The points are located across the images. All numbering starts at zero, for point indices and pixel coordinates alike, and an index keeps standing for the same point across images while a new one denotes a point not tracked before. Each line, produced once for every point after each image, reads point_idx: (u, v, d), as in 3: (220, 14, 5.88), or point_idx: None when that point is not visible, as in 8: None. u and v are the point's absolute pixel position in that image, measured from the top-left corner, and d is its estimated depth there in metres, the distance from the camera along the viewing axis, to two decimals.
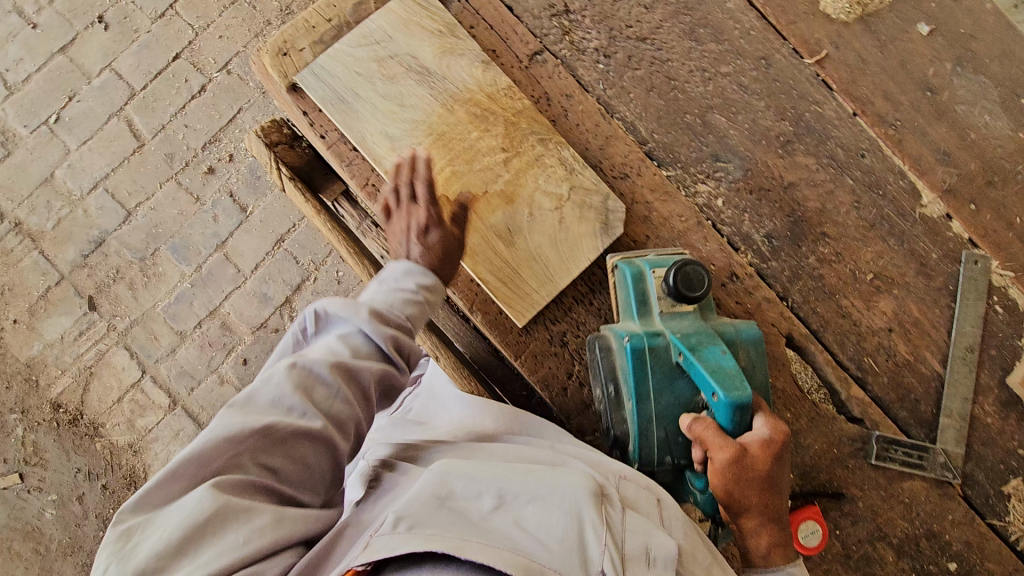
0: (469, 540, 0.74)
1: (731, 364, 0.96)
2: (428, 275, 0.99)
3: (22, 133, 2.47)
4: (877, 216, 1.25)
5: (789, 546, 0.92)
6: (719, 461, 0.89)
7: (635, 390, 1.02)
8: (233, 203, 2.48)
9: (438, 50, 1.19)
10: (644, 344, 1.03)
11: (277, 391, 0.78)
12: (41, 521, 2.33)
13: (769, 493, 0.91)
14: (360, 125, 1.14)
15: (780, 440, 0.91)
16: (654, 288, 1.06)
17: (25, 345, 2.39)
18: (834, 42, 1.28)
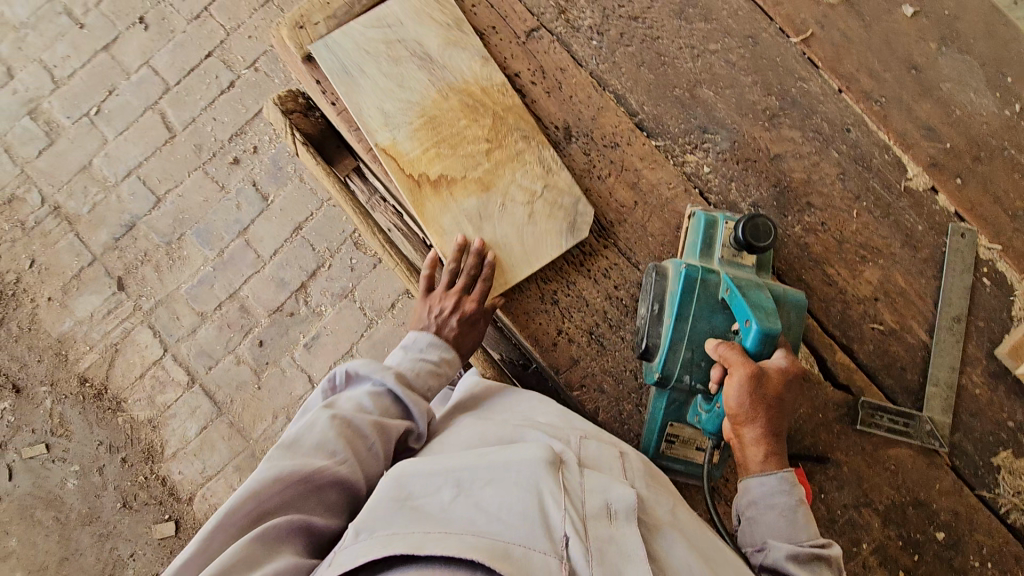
0: (433, 531, 0.74)
1: (772, 306, 1.03)
2: (449, 350, 1.14)
3: (65, 124, 2.65)
4: (862, 188, 1.28)
5: (783, 458, 1.00)
6: (737, 374, 0.98)
7: (677, 310, 1.11)
8: (255, 192, 2.61)
9: (443, 40, 1.29)
10: (697, 275, 1.12)
11: (320, 437, 0.88)
12: (62, 490, 2.43)
13: (775, 413, 0.99)
14: (360, 96, 1.23)
15: (796, 371, 1.00)
16: (722, 234, 1.17)
17: (58, 321, 2.53)
18: (820, 22, 1.33)
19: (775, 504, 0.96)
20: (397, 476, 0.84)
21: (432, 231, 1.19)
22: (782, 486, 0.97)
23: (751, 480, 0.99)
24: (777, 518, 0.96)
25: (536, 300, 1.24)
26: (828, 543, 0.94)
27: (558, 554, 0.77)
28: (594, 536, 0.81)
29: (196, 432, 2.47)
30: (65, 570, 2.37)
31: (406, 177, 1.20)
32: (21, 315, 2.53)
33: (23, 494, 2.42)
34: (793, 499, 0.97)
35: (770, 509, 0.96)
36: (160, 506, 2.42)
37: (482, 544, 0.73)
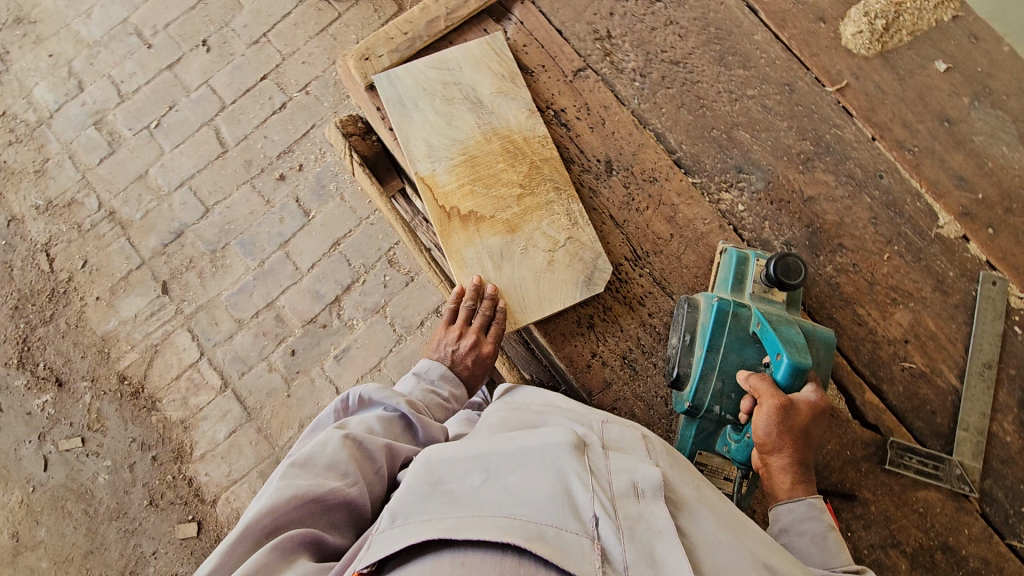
0: (467, 515, 0.79)
1: (802, 342, 1.08)
2: (451, 386, 1.28)
3: (127, 135, 2.82)
4: (894, 232, 1.32)
5: (810, 485, 1.03)
6: (767, 406, 1.01)
7: (709, 341, 1.15)
8: (298, 207, 2.73)
9: (495, 88, 1.37)
10: (729, 308, 1.16)
11: (333, 457, 0.94)
12: (93, 484, 2.51)
13: (803, 443, 1.02)
14: (410, 127, 1.33)
15: (824, 403, 1.03)
16: (754, 271, 1.22)
17: (103, 320, 2.65)
18: (855, 73, 1.39)
19: (804, 531, 0.98)
20: (427, 464, 0.89)
21: (454, 261, 1.26)
22: (810, 512, 0.99)
23: (779, 508, 1.02)
24: (808, 544, 0.97)
25: (573, 322, 1.29)
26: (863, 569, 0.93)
27: (589, 534, 0.81)
28: (624, 514, 0.85)
29: (225, 436, 2.54)
30: (90, 563, 2.43)
31: (438, 208, 1.28)
32: (70, 312, 2.66)
33: (57, 486, 2.51)
34: (823, 525, 0.98)
35: (800, 535, 0.98)
36: (185, 507, 2.48)
37: (515, 526, 0.77)
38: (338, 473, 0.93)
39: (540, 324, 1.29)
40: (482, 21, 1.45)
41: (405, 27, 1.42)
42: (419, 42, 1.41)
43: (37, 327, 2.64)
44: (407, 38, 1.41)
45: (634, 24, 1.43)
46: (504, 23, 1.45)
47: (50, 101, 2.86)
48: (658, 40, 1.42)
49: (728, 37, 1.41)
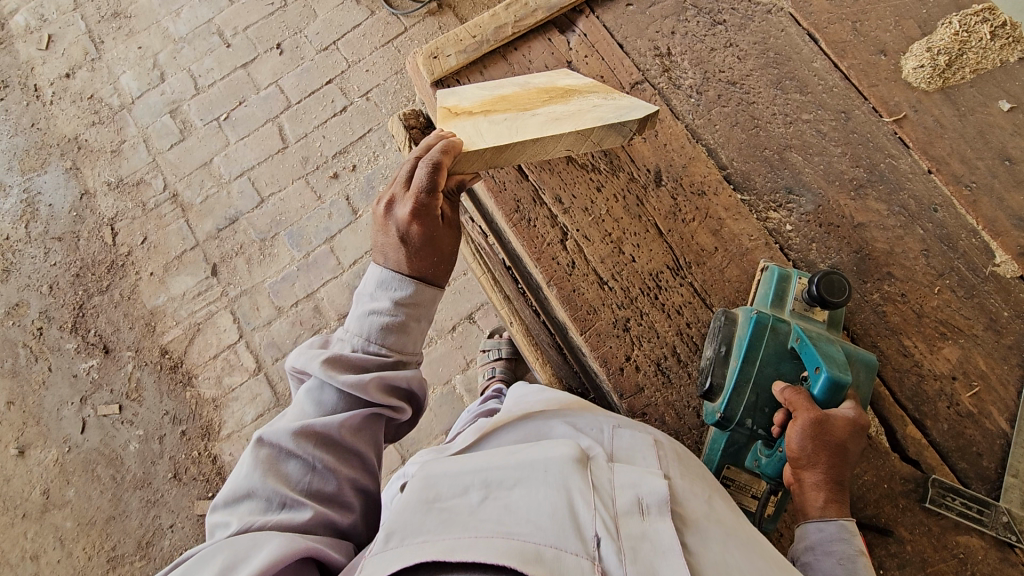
0: (463, 537, 0.77)
1: (841, 357, 1.08)
2: (399, 284, 1.11)
3: (197, 125, 3.00)
4: (946, 267, 1.30)
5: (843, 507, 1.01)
6: (803, 419, 1.01)
7: (744, 352, 1.14)
8: (347, 206, 2.83)
9: (551, 76, 1.39)
10: (768, 321, 1.15)
11: (251, 472, 0.97)
12: (124, 451, 2.59)
13: (839, 461, 1.01)
14: (451, 93, 1.35)
15: (864, 423, 1.02)
16: (795, 289, 1.21)
17: (154, 295, 2.78)
18: (913, 106, 1.38)
19: (833, 551, 0.97)
20: (426, 485, 0.89)
21: (447, 123, 1.19)
22: (840, 533, 0.98)
23: (808, 526, 1.01)
24: (835, 565, 0.95)
25: (609, 323, 1.30)
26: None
27: (589, 555, 0.77)
28: (626, 533, 0.82)
29: (252, 418, 2.60)
30: (110, 529, 2.50)
31: (450, 108, 1.25)
32: (125, 285, 2.79)
33: (90, 449, 2.60)
34: (853, 549, 0.97)
35: (827, 555, 0.96)
36: (206, 484, 2.54)
37: (510, 548, 0.74)
38: (258, 501, 0.94)
39: (578, 321, 1.31)
40: (547, 31, 1.52)
41: (474, 31, 1.50)
42: (486, 45, 1.49)
43: (93, 296, 2.79)
44: (474, 41, 1.49)
45: (693, 44, 1.47)
46: (568, 35, 1.51)
47: (133, 88, 3.08)
48: (717, 60, 1.45)
49: (787, 62, 1.44)
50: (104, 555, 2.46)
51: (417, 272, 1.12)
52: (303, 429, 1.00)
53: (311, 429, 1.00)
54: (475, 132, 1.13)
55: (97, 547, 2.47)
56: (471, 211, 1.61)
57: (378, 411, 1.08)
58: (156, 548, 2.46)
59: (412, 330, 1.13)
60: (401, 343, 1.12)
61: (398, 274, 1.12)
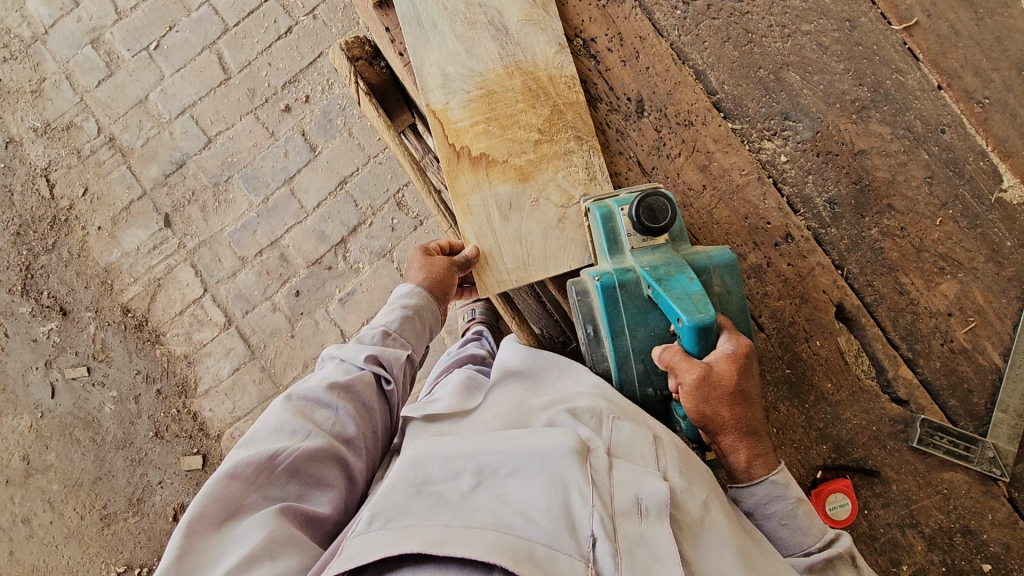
0: (453, 526, 0.78)
1: (697, 290, 0.99)
2: (405, 290, 1.20)
3: (125, 56, 2.67)
4: (950, 195, 1.20)
5: (770, 459, 1.00)
6: (687, 383, 0.96)
7: (610, 326, 1.08)
8: (304, 142, 2.59)
9: (524, 16, 1.23)
10: (615, 281, 1.07)
11: (279, 422, 0.94)
12: (101, 413, 2.52)
13: (740, 406, 0.97)
14: (424, 51, 1.22)
15: (744, 355, 0.97)
16: (623, 227, 1.09)
17: (106, 251, 2.59)
18: (927, 10, 1.22)
19: (772, 514, 0.98)
20: (415, 466, 0.88)
21: (459, 207, 1.19)
22: (775, 492, 0.98)
23: (742, 492, 1.01)
24: (778, 527, 0.98)
25: None
26: (835, 536, 0.96)
27: (583, 555, 0.79)
28: (623, 535, 0.82)
29: (229, 372, 2.51)
30: (99, 488, 2.49)
31: (447, 146, 1.20)
32: (72, 241, 2.60)
33: (64, 413, 2.53)
34: (790, 502, 0.98)
35: (769, 520, 0.99)
36: (189, 440, 2.49)
37: (503, 545, 0.76)
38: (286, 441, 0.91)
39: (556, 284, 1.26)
40: None
41: None
42: None
43: (40, 255, 2.59)
44: None
45: None
46: None
47: (44, 15, 2.71)
48: None
49: None
50: (96, 513, 2.46)
51: (429, 302, 1.20)
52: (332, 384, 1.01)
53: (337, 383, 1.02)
54: (486, 230, 1.18)
55: (88, 507, 2.47)
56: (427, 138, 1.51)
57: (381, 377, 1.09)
58: (148, 504, 2.46)
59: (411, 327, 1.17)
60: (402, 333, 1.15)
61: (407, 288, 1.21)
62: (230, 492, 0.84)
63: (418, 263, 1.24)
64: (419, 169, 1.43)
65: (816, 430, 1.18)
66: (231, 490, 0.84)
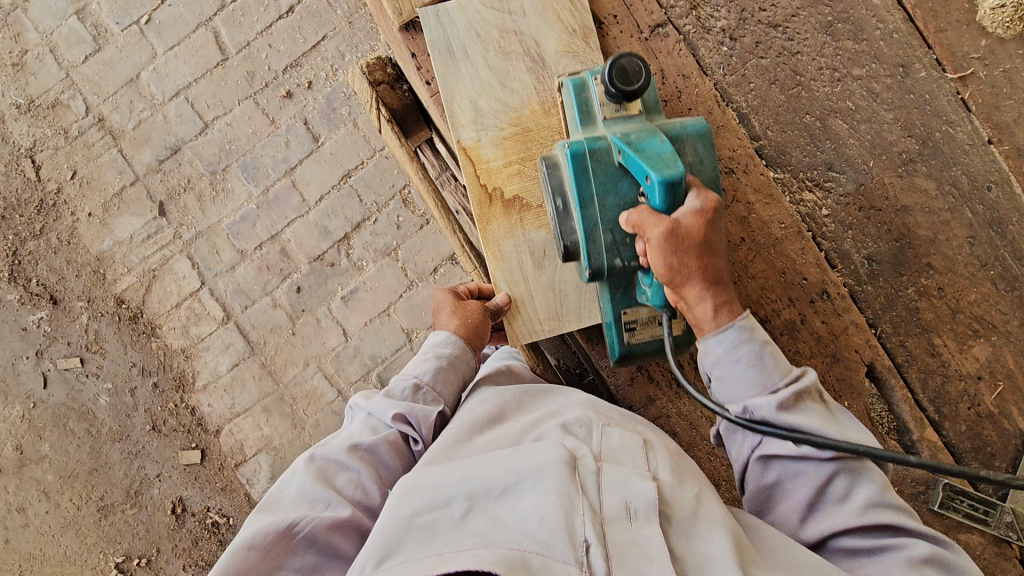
0: (442, 550, 0.71)
1: (668, 149, 0.90)
2: (436, 338, 1.11)
3: (114, 30, 2.50)
4: (991, 256, 1.16)
5: (737, 306, 0.88)
6: (655, 237, 0.85)
7: (578, 196, 0.97)
8: (306, 131, 2.47)
9: (563, 46, 1.16)
10: (584, 149, 0.97)
11: (300, 488, 0.88)
12: (95, 405, 2.47)
13: (711, 259, 0.85)
14: (455, 82, 1.15)
15: (714, 205, 0.85)
16: (595, 92, 1.01)
17: (97, 239, 2.49)
18: (984, 59, 1.16)
19: (739, 358, 0.85)
20: (403, 495, 0.80)
21: (490, 252, 1.16)
22: (743, 336, 0.85)
23: (707, 342, 0.88)
24: (747, 373, 0.85)
25: None
26: (803, 370, 0.86)
27: (578, 560, 0.72)
28: (615, 540, 0.76)
29: (228, 368, 2.46)
30: (95, 480, 2.45)
31: (479, 187, 1.15)
32: (62, 227, 2.49)
33: (57, 404, 2.47)
34: (756, 344, 0.86)
35: (735, 365, 0.86)
36: (188, 435, 2.45)
37: (494, 557, 0.69)
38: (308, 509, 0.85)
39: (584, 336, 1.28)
40: None
41: None
42: None
43: (27, 240, 2.48)
44: None
45: None
46: None
47: None
48: None
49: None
50: (93, 504, 2.44)
51: (464, 350, 1.11)
52: (356, 446, 0.95)
53: (361, 445, 0.95)
54: (518, 277, 1.16)
55: (85, 498, 2.45)
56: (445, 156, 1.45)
57: (409, 437, 1.01)
58: (146, 497, 2.43)
59: (446, 381, 1.07)
60: (436, 385, 1.06)
61: (438, 337, 1.12)
62: (250, 566, 0.77)
63: (448, 307, 1.17)
64: (435, 190, 1.40)
65: None
66: (251, 562, 0.78)
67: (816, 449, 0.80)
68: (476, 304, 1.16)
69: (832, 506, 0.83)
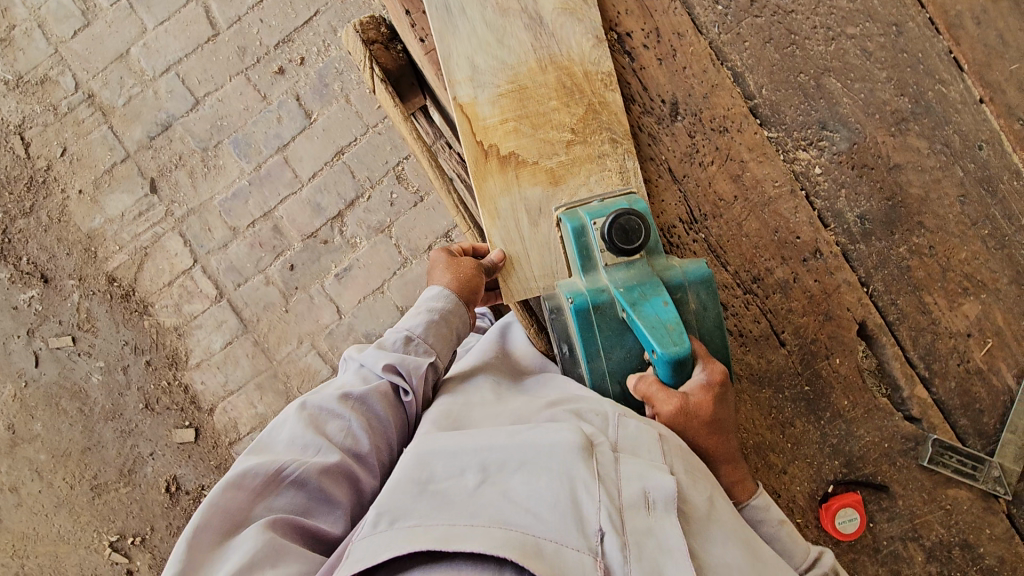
0: (459, 525, 0.72)
1: (671, 319, 0.95)
2: (430, 292, 1.11)
3: (103, 5, 2.48)
4: (981, 214, 1.17)
5: (749, 482, 0.99)
6: (665, 413, 0.94)
7: (584, 350, 1.03)
8: (298, 107, 2.45)
9: (560, 5, 1.16)
10: (588, 302, 1.01)
11: (291, 434, 0.89)
12: (88, 383, 2.45)
13: (717, 430, 0.96)
14: (452, 39, 1.15)
15: (719, 383, 0.95)
16: (596, 242, 1.03)
17: (88, 217, 2.47)
18: (975, 18, 1.17)
19: (757, 532, 0.97)
20: (419, 461, 0.80)
21: (486, 210, 1.15)
22: (757, 516, 0.97)
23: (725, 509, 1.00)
24: (763, 543, 0.97)
25: None
26: (819, 555, 0.96)
27: (591, 549, 0.74)
28: (631, 528, 0.77)
29: (221, 346, 2.45)
30: (88, 459, 2.44)
31: (475, 144, 1.14)
32: (51, 205, 2.46)
33: (49, 383, 2.46)
34: (774, 526, 0.97)
35: (753, 536, 0.98)
36: (181, 413, 2.44)
37: (510, 541, 0.71)
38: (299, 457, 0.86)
39: None
40: None
41: None
42: None
43: (16, 218, 2.46)
44: None
45: None
46: None
47: None
48: None
49: None
50: (87, 483, 2.43)
51: (457, 305, 1.11)
52: (346, 396, 0.95)
53: (351, 395, 0.95)
54: (513, 235, 1.15)
55: (77, 477, 2.44)
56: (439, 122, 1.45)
57: (399, 389, 1.01)
58: (139, 475, 2.42)
59: (439, 336, 1.07)
60: (429, 340, 1.06)
61: (431, 290, 1.12)
62: (239, 505, 0.79)
63: (442, 264, 1.17)
64: (429, 152, 1.38)
65: (830, 446, 1.19)
66: (239, 502, 0.80)
67: None
68: (468, 260, 1.16)
69: None
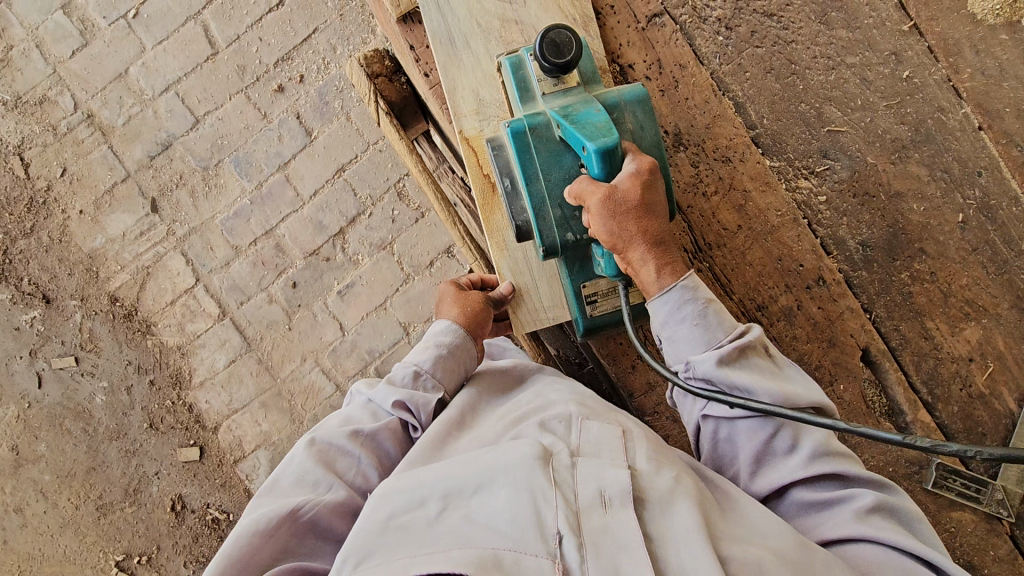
0: (416, 554, 0.71)
1: (602, 118, 0.93)
2: (438, 326, 1.11)
3: (101, 25, 2.47)
4: (981, 240, 1.18)
5: (678, 265, 0.92)
6: (594, 205, 0.89)
7: (523, 172, 1.00)
8: (299, 125, 2.45)
9: None
10: (525, 124, 0.99)
11: (301, 473, 0.89)
12: (91, 404, 2.45)
13: (650, 220, 0.90)
14: (457, 72, 1.16)
15: (649, 170, 0.90)
16: (534, 72, 1.04)
17: (89, 237, 2.47)
18: (975, 46, 1.18)
19: (683, 317, 0.90)
20: (380, 498, 0.80)
21: (494, 242, 1.17)
22: (685, 295, 0.90)
23: (653, 303, 0.92)
24: (691, 329, 0.90)
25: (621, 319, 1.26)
26: (746, 327, 0.90)
27: (550, 554, 0.72)
28: (589, 526, 0.75)
29: (225, 364, 2.45)
30: (93, 479, 2.44)
31: (482, 177, 1.16)
32: (53, 226, 2.47)
33: (53, 404, 2.46)
34: (700, 304, 0.90)
35: (680, 323, 0.90)
36: (186, 432, 2.44)
37: (467, 561, 0.69)
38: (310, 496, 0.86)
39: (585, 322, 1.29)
40: None
41: None
42: None
43: (17, 239, 2.46)
44: None
45: None
46: None
47: None
48: None
49: None
50: (92, 503, 2.43)
51: (466, 338, 1.11)
52: (355, 432, 0.96)
53: (360, 431, 0.96)
54: (521, 265, 1.18)
55: (83, 497, 2.44)
56: (441, 147, 1.46)
57: (409, 424, 1.01)
58: (144, 494, 2.43)
59: (448, 369, 1.07)
60: (439, 374, 1.05)
61: (439, 323, 1.12)
62: (254, 549, 0.80)
63: (449, 298, 1.17)
64: (433, 180, 1.39)
65: None
66: (254, 547, 0.80)
67: (751, 409, 0.85)
68: (477, 294, 1.16)
69: (780, 458, 0.88)
